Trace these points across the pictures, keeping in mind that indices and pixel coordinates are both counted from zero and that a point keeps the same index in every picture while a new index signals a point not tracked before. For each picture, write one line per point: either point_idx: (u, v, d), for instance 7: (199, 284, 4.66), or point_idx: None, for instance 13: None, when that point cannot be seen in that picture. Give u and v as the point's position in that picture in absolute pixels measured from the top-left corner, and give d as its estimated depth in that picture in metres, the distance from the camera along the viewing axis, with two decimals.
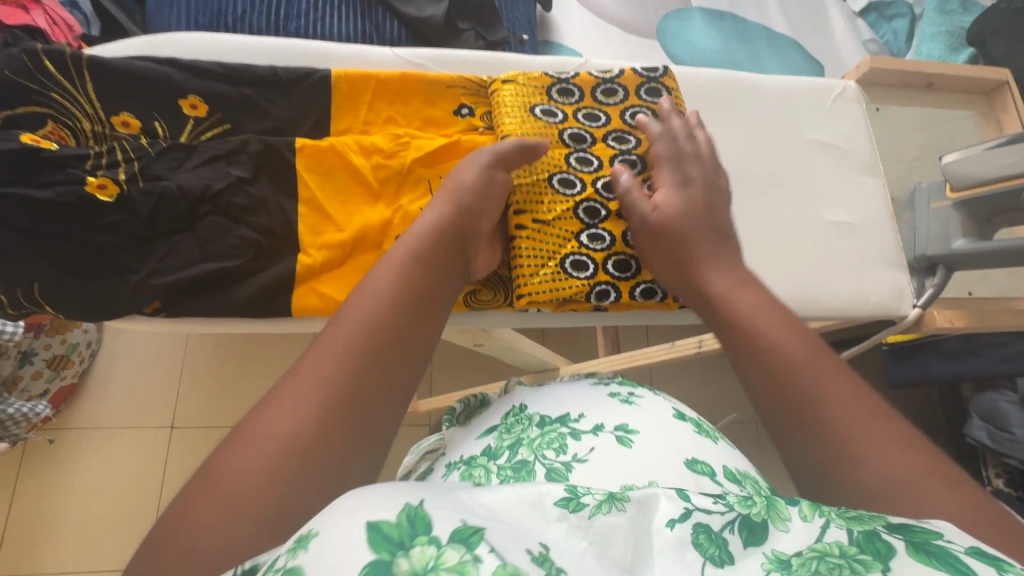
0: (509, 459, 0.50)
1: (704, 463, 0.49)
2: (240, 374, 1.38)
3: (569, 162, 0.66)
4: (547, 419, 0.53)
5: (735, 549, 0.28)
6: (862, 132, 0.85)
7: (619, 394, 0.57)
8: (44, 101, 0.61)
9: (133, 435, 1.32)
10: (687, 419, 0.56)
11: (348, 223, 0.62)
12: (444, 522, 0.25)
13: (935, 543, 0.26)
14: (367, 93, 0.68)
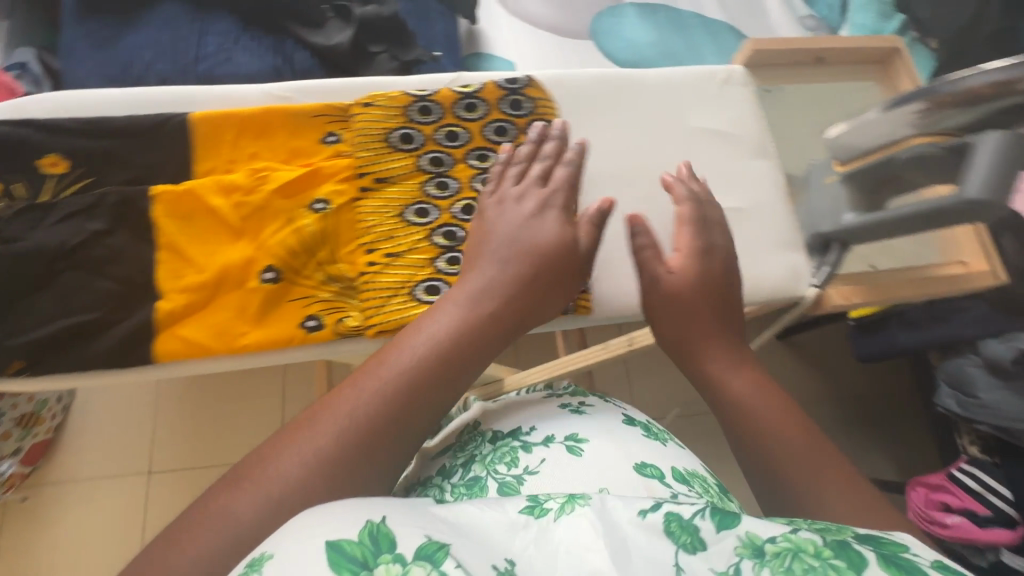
0: (463, 476, 0.53)
1: (654, 468, 0.51)
2: (216, 413, 1.35)
3: (426, 188, 0.67)
4: (498, 435, 0.55)
5: (706, 535, 0.32)
6: (751, 115, 0.84)
7: (570, 403, 0.59)
8: None
9: (113, 482, 1.29)
10: (636, 423, 0.58)
11: (209, 264, 0.63)
12: (406, 539, 0.31)
13: (903, 555, 0.31)
14: (229, 132, 0.69)
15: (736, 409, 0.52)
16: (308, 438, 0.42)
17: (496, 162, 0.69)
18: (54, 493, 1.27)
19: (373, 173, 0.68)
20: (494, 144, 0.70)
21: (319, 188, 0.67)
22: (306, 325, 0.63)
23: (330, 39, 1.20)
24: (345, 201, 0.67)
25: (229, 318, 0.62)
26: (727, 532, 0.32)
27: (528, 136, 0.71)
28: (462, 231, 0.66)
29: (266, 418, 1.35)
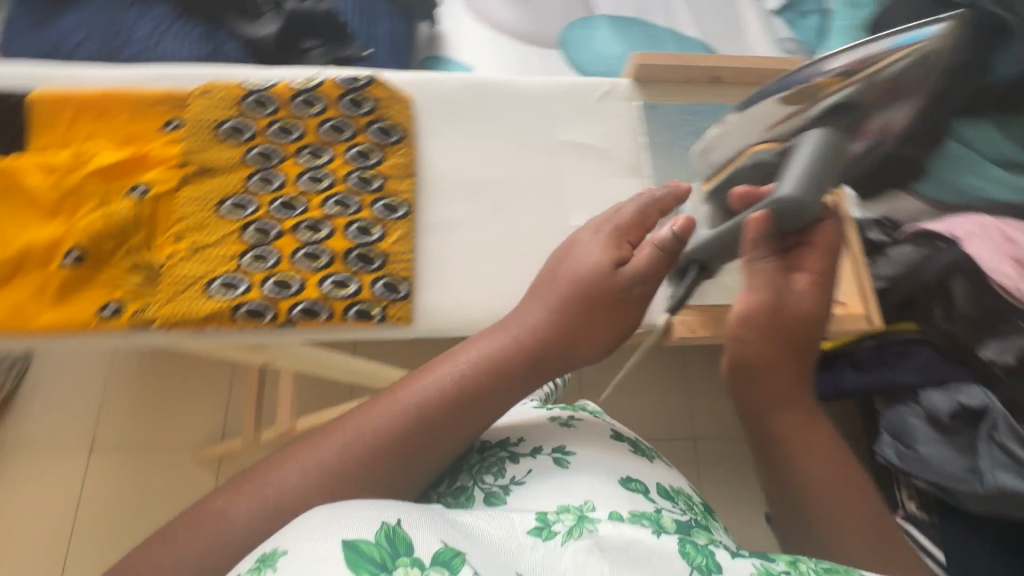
0: (449, 485, 0.46)
1: (639, 482, 0.45)
2: (162, 394, 1.19)
3: (248, 183, 0.66)
4: (486, 443, 0.48)
5: (719, 559, 0.33)
6: (628, 130, 0.80)
7: (558, 416, 0.51)
8: None
9: (49, 458, 1.14)
10: (624, 438, 0.50)
11: (14, 241, 0.62)
12: (424, 545, 0.30)
13: None
14: (67, 112, 0.69)
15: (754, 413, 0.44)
16: (303, 464, 0.38)
17: (326, 161, 0.68)
18: None
19: (197, 162, 0.66)
20: (328, 141, 0.68)
21: (144, 174, 0.66)
22: (104, 310, 0.62)
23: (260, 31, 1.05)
24: (166, 188, 0.66)
25: (26, 297, 0.61)
26: (742, 561, 0.34)
27: (365, 136, 0.69)
28: (276, 228, 0.64)
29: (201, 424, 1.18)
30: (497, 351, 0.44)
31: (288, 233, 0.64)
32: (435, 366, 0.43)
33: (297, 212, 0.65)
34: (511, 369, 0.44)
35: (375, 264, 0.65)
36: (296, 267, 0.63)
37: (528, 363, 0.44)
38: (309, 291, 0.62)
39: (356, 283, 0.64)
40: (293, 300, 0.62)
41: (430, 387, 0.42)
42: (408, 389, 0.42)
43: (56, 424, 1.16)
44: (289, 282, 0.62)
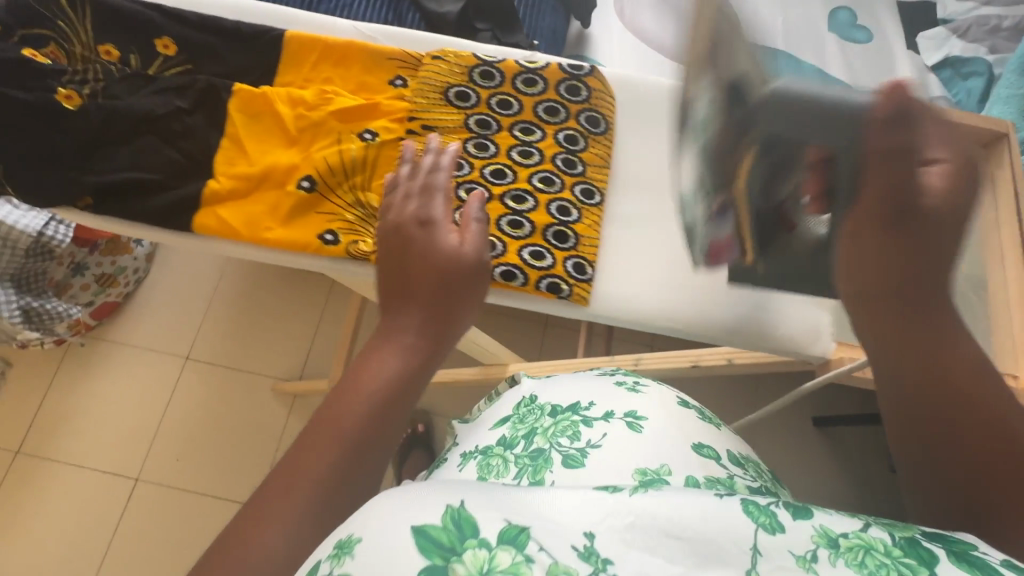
0: (526, 448, 0.58)
1: (708, 448, 0.57)
2: (251, 320, 1.54)
3: (466, 147, 0.71)
4: (558, 409, 0.61)
5: (785, 519, 0.32)
6: None
7: (623, 383, 0.65)
8: (51, 26, 0.73)
9: (150, 357, 1.50)
10: (691, 406, 0.63)
11: (259, 160, 0.70)
12: (488, 524, 0.30)
13: (972, 552, 0.31)
14: (313, 54, 0.76)
15: (927, 371, 0.41)
16: (291, 511, 0.36)
17: (537, 139, 0.72)
18: (107, 348, 1.50)
19: (424, 120, 0.73)
20: (542, 121, 0.72)
21: (374, 121, 0.73)
22: (324, 237, 0.68)
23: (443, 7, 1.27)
24: (391, 138, 0.72)
25: (262, 212, 0.68)
26: (803, 520, 0.32)
27: (574, 122, 0.73)
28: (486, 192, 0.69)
29: (288, 357, 1.51)
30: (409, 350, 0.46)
31: (497, 200, 0.69)
32: (358, 382, 0.42)
33: (505, 181, 0.70)
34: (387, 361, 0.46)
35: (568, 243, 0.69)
36: (500, 232, 0.68)
37: (425, 320, 0.50)
38: (510, 256, 0.66)
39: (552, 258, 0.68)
40: (495, 261, 0.67)
41: (380, 383, 0.43)
42: (355, 391, 0.42)
43: (163, 333, 1.52)
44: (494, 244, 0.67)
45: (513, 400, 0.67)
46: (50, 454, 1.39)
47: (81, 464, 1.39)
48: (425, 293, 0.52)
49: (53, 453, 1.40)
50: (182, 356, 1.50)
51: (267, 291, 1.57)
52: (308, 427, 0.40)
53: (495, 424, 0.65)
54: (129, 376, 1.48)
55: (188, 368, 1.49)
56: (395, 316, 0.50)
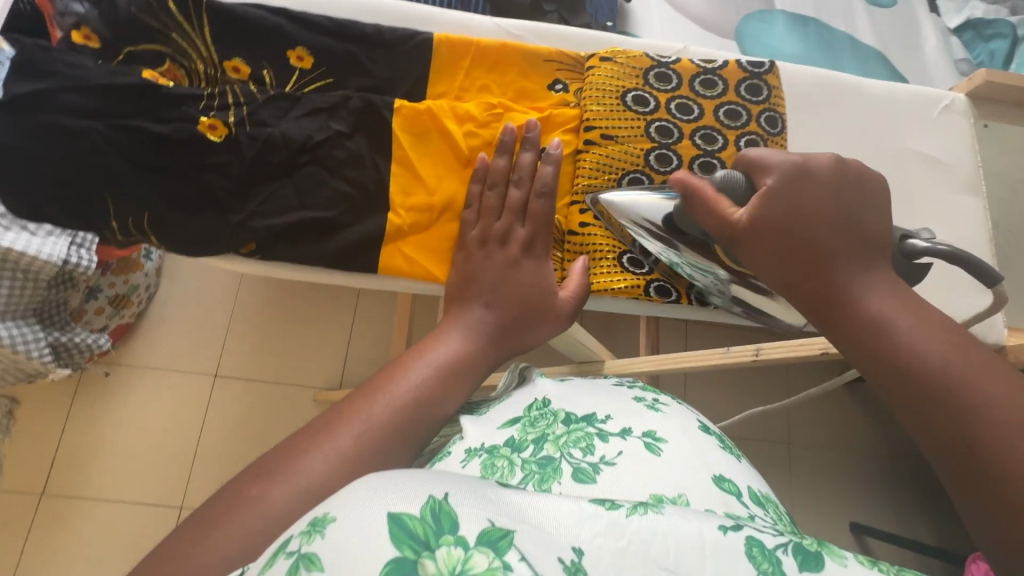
0: (533, 454, 0.43)
1: (730, 484, 0.44)
2: (284, 330, 1.43)
3: (649, 159, 0.66)
4: (573, 416, 0.46)
5: (789, 569, 0.29)
6: (968, 148, 0.80)
7: (644, 398, 0.50)
8: (165, 41, 0.63)
9: (177, 377, 1.38)
10: (711, 433, 0.50)
11: (438, 188, 0.63)
12: (471, 523, 0.27)
13: None
14: (466, 60, 0.68)
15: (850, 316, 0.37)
16: (324, 453, 0.39)
17: (720, 147, 0.67)
18: (129, 373, 1.37)
19: (602, 129, 0.66)
20: (724, 126, 0.68)
21: (550, 135, 0.68)
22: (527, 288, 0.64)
23: None
24: (568, 153, 0.68)
25: (448, 247, 0.63)
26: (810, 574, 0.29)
27: (756, 125, 0.69)
28: None
29: (325, 364, 1.41)
30: (453, 356, 0.50)
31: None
32: (420, 358, 0.49)
33: None
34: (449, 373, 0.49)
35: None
36: None
37: (498, 326, 0.54)
38: None
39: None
40: None
41: (430, 360, 0.49)
42: (420, 360, 0.49)
43: (189, 348, 1.40)
44: None
45: (521, 398, 0.50)
46: (80, 492, 1.27)
47: (116, 498, 1.28)
48: (505, 295, 0.56)
49: (85, 490, 1.28)
50: (210, 373, 1.38)
51: (298, 298, 1.44)
52: (374, 377, 0.48)
53: (504, 423, 0.47)
54: (155, 400, 1.36)
55: (218, 386, 1.37)
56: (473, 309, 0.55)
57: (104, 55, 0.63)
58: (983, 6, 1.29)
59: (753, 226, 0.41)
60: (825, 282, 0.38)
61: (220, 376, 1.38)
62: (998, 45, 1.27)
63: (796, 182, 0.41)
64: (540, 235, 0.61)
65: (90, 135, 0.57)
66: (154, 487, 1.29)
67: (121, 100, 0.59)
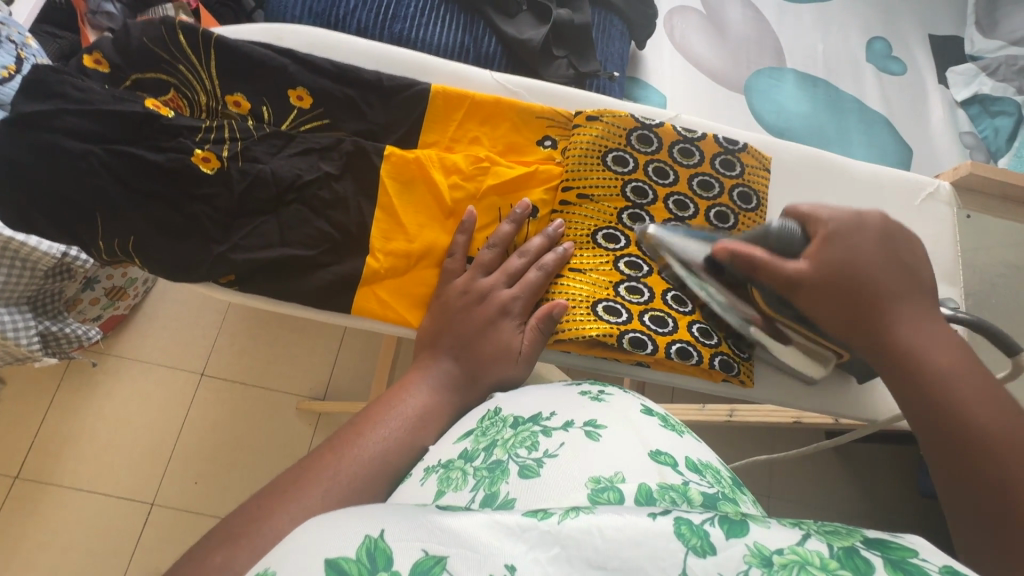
0: (484, 460, 0.44)
1: (667, 456, 0.43)
2: (275, 337, 1.44)
3: (622, 218, 0.68)
4: (520, 419, 0.47)
5: (717, 541, 0.30)
6: (949, 236, 0.81)
7: (588, 391, 0.51)
8: (171, 71, 0.66)
9: (165, 373, 1.39)
10: (653, 413, 0.50)
11: (418, 236, 0.65)
12: (403, 557, 0.31)
13: (910, 560, 0.29)
14: (460, 111, 0.70)
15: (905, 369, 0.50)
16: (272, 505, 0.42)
17: (692, 214, 0.69)
18: (118, 364, 1.38)
19: (579, 189, 0.68)
20: (696, 195, 0.69)
21: (530, 191, 0.68)
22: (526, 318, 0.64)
23: (520, 33, 1.12)
24: (546, 211, 0.69)
25: (422, 293, 0.64)
26: (736, 540, 0.30)
27: (730, 197, 0.70)
28: (645, 266, 0.67)
29: (312, 374, 1.42)
30: (420, 409, 0.52)
31: (656, 274, 0.67)
32: (384, 411, 0.52)
33: (663, 257, 0.67)
34: (414, 425, 0.51)
35: None
36: (668, 306, 0.65)
37: (464, 376, 0.56)
38: (684, 333, 0.64)
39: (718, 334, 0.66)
40: (669, 338, 0.64)
41: (399, 413, 0.52)
42: (387, 414, 0.52)
43: (176, 346, 1.41)
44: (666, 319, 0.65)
45: (473, 413, 0.52)
46: (54, 480, 1.28)
47: (87, 490, 1.28)
48: (472, 351, 0.58)
49: (59, 478, 1.28)
50: (196, 372, 1.40)
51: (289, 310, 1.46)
52: (342, 431, 0.51)
53: (457, 437, 0.49)
54: (140, 395, 1.36)
55: (203, 385, 1.39)
56: (439, 360, 0.58)
57: (112, 79, 0.66)
58: (991, 83, 1.31)
59: (810, 275, 0.55)
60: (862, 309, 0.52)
61: (205, 375, 1.39)
62: (1003, 122, 1.28)
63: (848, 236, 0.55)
64: (517, 296, 0.62)
65: (86, 157, 0.60)
66: (129, 481, 1.29)
67: (123, 127, 0.61)
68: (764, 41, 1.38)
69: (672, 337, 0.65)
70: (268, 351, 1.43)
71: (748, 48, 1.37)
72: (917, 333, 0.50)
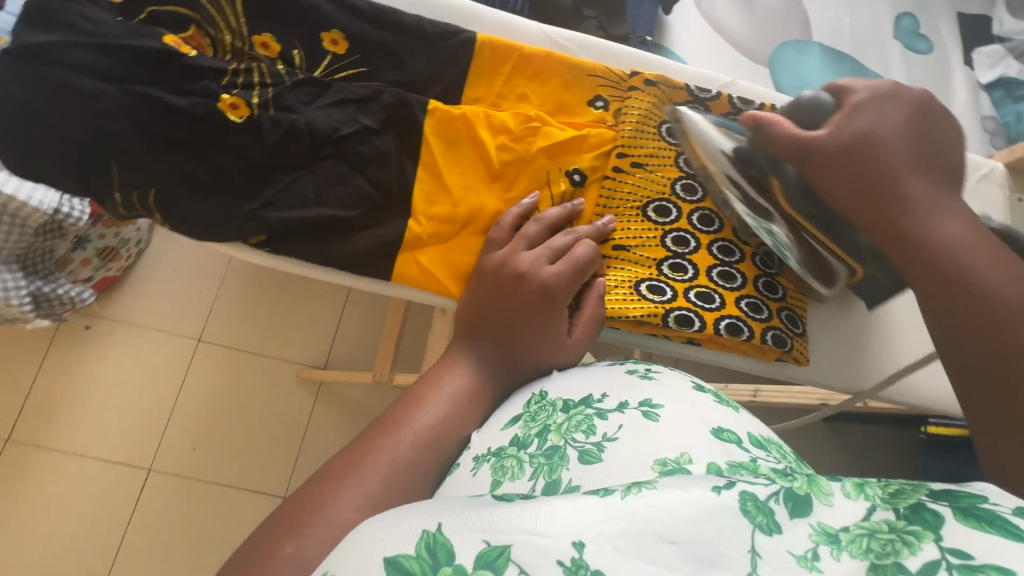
0: (539, 446, 0.43)
1: (730, 432, 0.42)
2: (276, 303, 1.39)
3: (675, 189, 0.64)
4: (570, 402, 0.46)
5: (781, 519, 0.28)
6: (1001, 219, 0.78)
7: (635, 369, 0.49)
8: (190, 4, 0.59)
9: (160, 336, 1.33)
10: (705, 390, 0.48)
11: (463, 200, 0.60)
12: (465, 549, 0.28)
13: (982, 506, 0.26)
14: (507, 65, 0.65)
15: (919, 246, 0.49)
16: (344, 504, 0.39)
17: None
18: (109, 328, 1.32)
19: (631, 155, 0.63)
20: None
21: (581, 155, 0.64)
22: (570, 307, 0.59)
23: None
24: (597, 178, 0.64)
25: (466, 263, 0.60)
26: (801, 520, 0.28)
27: None
28: (693, 240, 0.63)
29: (318, 341, 1.38)
30: (471, 390, 0.51)
31: (704, 249, 0.63)
32: (431, 391, 0.51)
33: (713, 229, 0.64)
34: (464, 409, 0.50)
35: (778, 294, 0.64)
36: (713, 282, 0.62)
37: (504, 358, 0.53)
38: (732, 308, 0.61)
39: (781, 288, 0.65)
40: (716, 314, 0.61)
41: (444, 395, 0.50)
42: (432, 393, 0.50)
43: (173, 309, 1.36)
44: (710, 296, 0.61)
45: (518, 397, 0.50)
46: (46, 442, 1.23)
47: (83, 454, 1.24)
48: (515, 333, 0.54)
49: (52, 440, 1.24)
50: (193, 337, 1.34)
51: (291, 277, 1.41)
52: (392, 408, 0.50)
53: (504, 423, 0.47)
54: (136, 358, 1.31)
55: (200, 351, 1.33)
56: (477, 345, 0.54)
57: (125, 12, 0.57)
58: (1018, 66, 1.27)
59: (828, 150, 0.52)
60: (891, 181, 0.50)
61: (202, 340, 1.34)
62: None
63: (877, 112, 0.52)
64: (573, 278, 0.56)
65: (102, 97, 0.53)
66: (123, 445, 1.25)
67: (139, 65, 0.55)
68: (792, 11, 1.31)
69: (720, 313, 0.61)
70: (269, 318, 1.38)
71: (772, 18, 1.30)
72: (933, 213, 0.49)
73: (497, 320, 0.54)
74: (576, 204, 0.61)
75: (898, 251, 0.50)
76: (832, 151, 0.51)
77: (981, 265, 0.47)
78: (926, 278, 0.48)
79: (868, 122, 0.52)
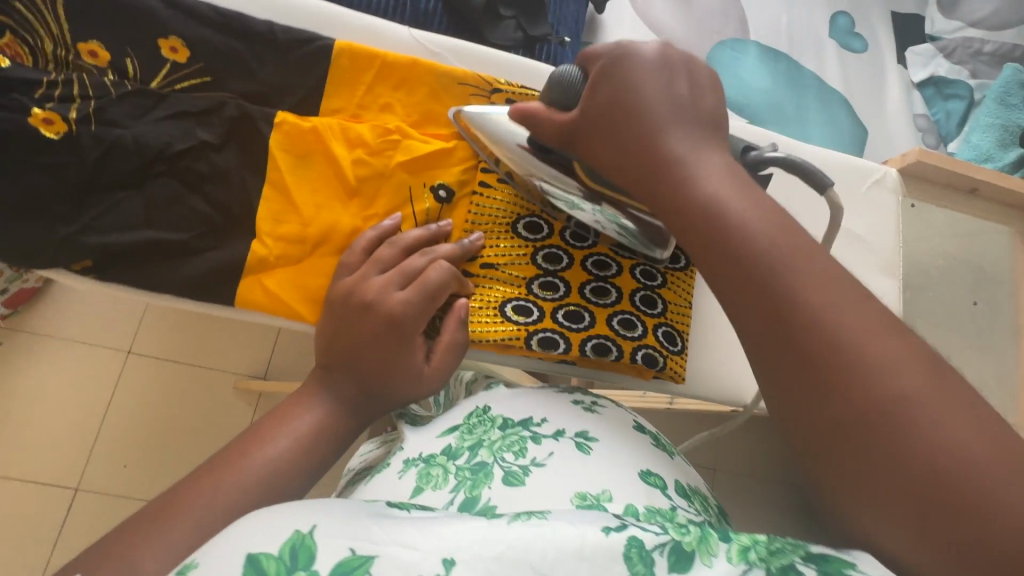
0: (468, 459, 0.42)
1: (657, 477, 0.41)
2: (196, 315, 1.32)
3: (547, 205, 0.61)
4: (510, 421, 0.44)
5: (659, 571, 0.28)
6: (894, 227, 0.78)
7: (581, 401, 0.48)
8: (5, 9, 0.54)
9: (83, 351, 1.27)
10: (646, 431, 0.47)
11: (314, 219, 0.56)
12: (326, 556, 0.27)
13: (847, 573, 0.28)
14: (369, 74, 0.61)
15: (703, 229, 0.38)
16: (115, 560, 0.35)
17: None
18: (29, 342, 1.25)
19: (500, 169, 0.61)
20: None
21: (446, 169, 0.60)
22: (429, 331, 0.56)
23: None
24: (465, 193, 0.61)
25: (318, 286, 0.56)
26: (677, 574, 0.28)
27: None
28: (566, 256, 0.60)
29: (238, 355, 1.31)
30: (321, 424, 0.48)
31: (578, 265, 0.59)
32: (271, 429, 0.46)
33: (589, 244, 0.60)
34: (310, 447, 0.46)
35: (658, 309, 0.60)
36: (586, 301, 0.59)
37: (358, 392, 0.50)
38: (602, 327, 0.58)
39: (662, 302, 0.61)
40: (584, 335, 0.57)
41: (287, 432, 0.46)
42: (274, 429, 0.46)
43: (97, 322, 1.28)
44: (581, 315, 0.58)
45: (459, 409, 0.49)
46: None
47: (1, 475, 1.17)
48: (364, 364, 0.50)
49: None
50: (121, 350, 1.28)
51: None
52: (231, 442, 0.45)
53: (442, 431, 0.46)
54: (60, 374, 1.24)
55: (131, 363, 1.27)
56: (327, 379, 0.50)
57: None
58: (948, 65, 1.16)
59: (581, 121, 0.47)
60: (645, 145, 0.43)
61: (133, 353, 1.28)
62: (955, 106, 1.15)
63: (617, 69, 0.46)
64: (427, 302, 0.53)
65: None
66: (49, 466, 1.19)
67: None
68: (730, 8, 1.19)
69: (589, 334, 0.58)
70: (201, 330, 1.31)
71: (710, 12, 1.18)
72: (697, 169, 0.40)
73: (343, 350, 0.51)
74: (440, 224, 0.58)
75: (670, 222, 0.40)
76: (595, 117, 0.46)
77: (750, 222, 0.36)
78: (710, 267, 0.37)
79: (612, 80, 0.46)
